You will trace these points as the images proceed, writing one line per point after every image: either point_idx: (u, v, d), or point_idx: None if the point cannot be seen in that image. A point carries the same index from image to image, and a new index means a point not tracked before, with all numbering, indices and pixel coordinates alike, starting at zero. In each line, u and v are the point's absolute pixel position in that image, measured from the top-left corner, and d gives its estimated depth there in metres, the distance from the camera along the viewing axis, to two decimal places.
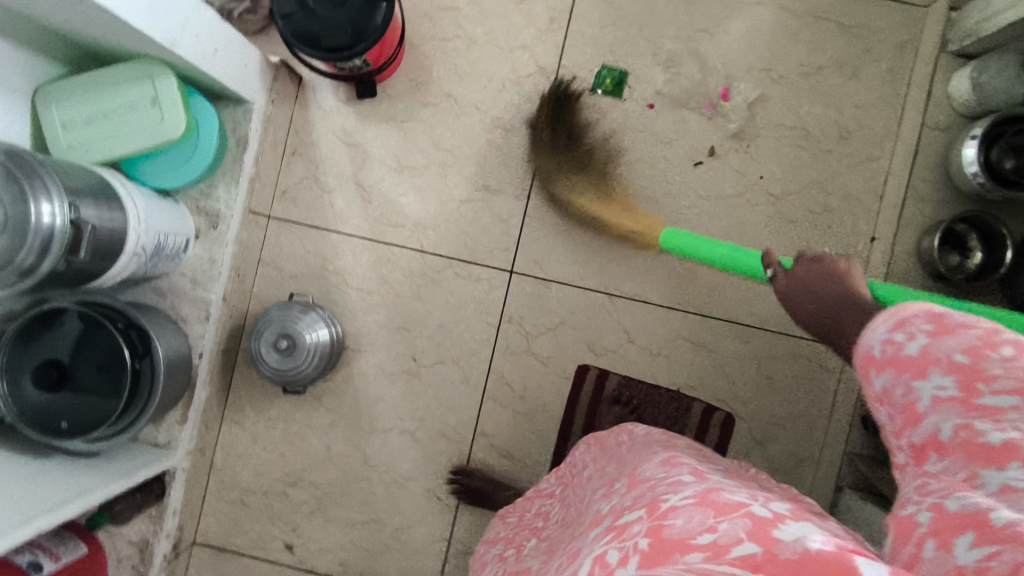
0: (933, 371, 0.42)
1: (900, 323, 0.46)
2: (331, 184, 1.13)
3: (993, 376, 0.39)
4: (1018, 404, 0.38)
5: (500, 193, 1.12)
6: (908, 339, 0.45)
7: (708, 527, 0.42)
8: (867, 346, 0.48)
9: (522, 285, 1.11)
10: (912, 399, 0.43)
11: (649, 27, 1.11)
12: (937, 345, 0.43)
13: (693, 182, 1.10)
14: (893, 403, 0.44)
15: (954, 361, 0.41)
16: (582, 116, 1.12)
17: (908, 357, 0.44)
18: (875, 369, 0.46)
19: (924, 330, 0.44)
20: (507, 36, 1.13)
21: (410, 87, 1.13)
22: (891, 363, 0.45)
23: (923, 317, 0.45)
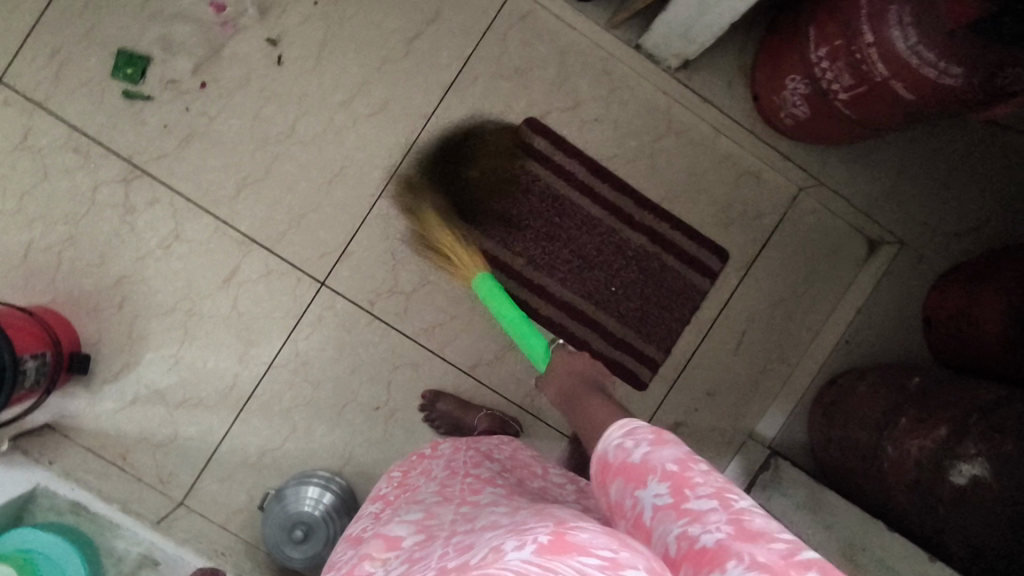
0: (651, 479, 0.47)
1: (631, 431, 0.52)
2: (168, 430, 1.06)
3: (694, 482, 0.46)
4: (715, 501, 0.44)
5: (239, 266, 1.06)
6: (636, 445, 0.50)
7: (612, 549, 0.38)
8: (604, 449, 0.52)
9: (340, 275, 1.07)
10: (640, 507, 0.47)
11: (122, 50, 1.04)
12: (657, 454, 0.48)
13: (297, 71, 1.06)
14: (627, 514, 0.48)
15: (666, 467, 0.47)
16: (188, 156, 1.05)
17: (634, 465, 0.49)
18: (611, 478, 0.50)
19: (641, 437, 0.50)
20: (76, 201, 1.04)
21: (96, 317, 1.05)
22: (619, 471, 0.50)
23: (640, 426, 0.52)
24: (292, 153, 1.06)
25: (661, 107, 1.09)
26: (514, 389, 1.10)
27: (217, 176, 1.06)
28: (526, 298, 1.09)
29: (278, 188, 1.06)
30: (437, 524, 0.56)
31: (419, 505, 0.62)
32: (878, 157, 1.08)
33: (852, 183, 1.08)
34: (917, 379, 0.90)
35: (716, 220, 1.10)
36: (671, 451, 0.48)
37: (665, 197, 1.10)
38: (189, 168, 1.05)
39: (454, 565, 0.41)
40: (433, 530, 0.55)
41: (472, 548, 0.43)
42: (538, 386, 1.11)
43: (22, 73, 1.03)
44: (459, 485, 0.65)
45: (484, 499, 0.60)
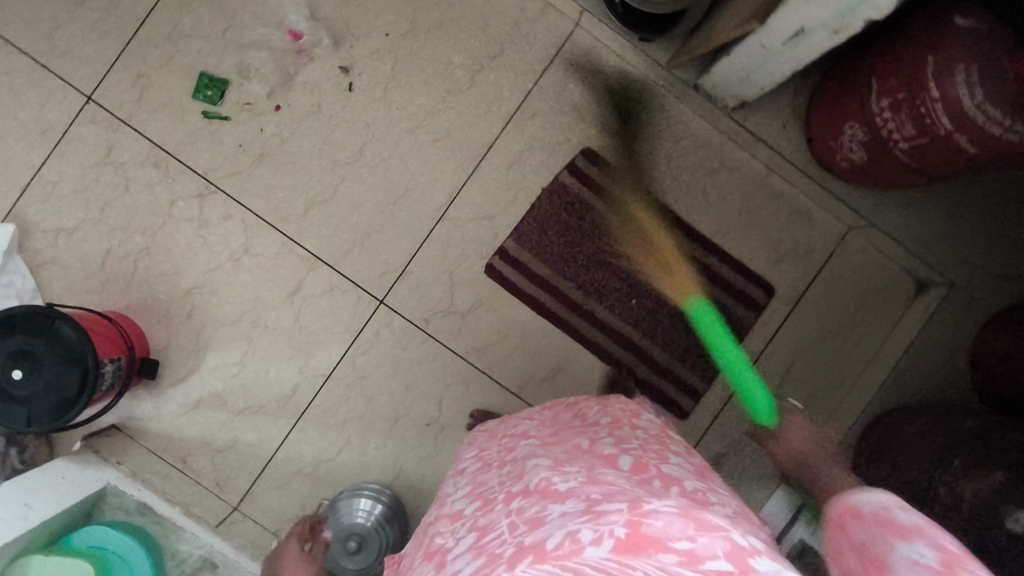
0: (916, 539, 0.45)
1: (888, 505, 0.50)
2: (228, 437, 1.11)
3: (952, 546, 0.43)
4: (971, 571, 0.41)
5: (303, 281, 1.11)
6: (899, 511, 0.48)
7: (689, 538, 0.41)
8: (868, 507, 0.51)
9: (399, 293, 1.11)
10: (890, 552, 0.46)
11: (202, 72, 1.09)
12: (931, 527, 0.46)
13: (366, 98, 1.11)
14: (868, 555, 0.47)
15: (919, 528, 0.46)
16: (260, 175, 1.10)
17: (894, 523, 0.48)
18: (859, 528, 0.50)
19: (879, 516, 0.49)
20: (154, 215, 1.10)
21: (166, 325, 1.10)
22: (874, 521, 0.49)
23: (888, 497, 0.51)
24: (358, 175, 1.11)
25: (715, 144, 1.12)
26: None
27: (287, 196, 1.11)
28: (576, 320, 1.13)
29: (344, 208, 1.11)
30: (489, 489, 0.60)
31: (467, 481, 0.66)
32: (927, 203, 1.11)
33: (901, 225, 1.11)
34: (970, 423, 0.91)
35: (766, 255, 1.13)
36: (929, 521, 0.46)
37: (716, 231, 1.13)
38: (261, 186, 1.10)
39: (530, 545, 0.44)
40: (487, 494, 0.59)
41: (542, 529, 0.46)
42: None
43: (109, 91, 1.08)
44: (504, 447, 0.69)
45: (522, 454, 0.64)
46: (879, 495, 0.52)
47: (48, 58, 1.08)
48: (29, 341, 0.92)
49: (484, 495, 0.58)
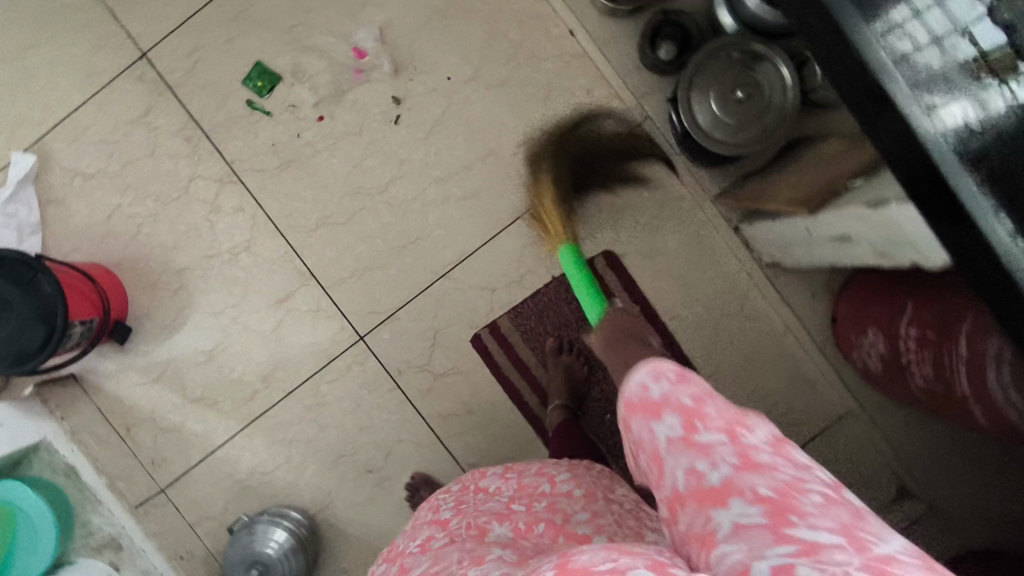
0: (754, 438, 0.40)
1: (660, 372, 0.44)
2: (176, 420, 1.10)
3: (787, 481, 0.38)
4: (810, 505, 0.36)
5: (293, 294, 1.10)
6: (655, 382, 0.44)
7: (613, 559, 0.34)
8: (635, 394, 0.45)
9: (381, 335, 1.10)
10: (655, 441, 0.43)
11: (258, 62, 1.07)
12: (704, 403, 0.43)
13: (408, 134, 1.08)
14: (646, 453, 0.44)
15: (718, 425, 0.42)
16: (283, 179, 1.09)
17: (650, 402, 0.44)
18: (631, 413, 0.45)
19: (665, 376, 0.44)
20: (171, 186, 1.09)
21: (151, 295, 1.10)
22: (640, 405, 0.44)
23: (667, 368, 0.45)
24: (379, 208, 1.09)
25: (740, 287, 1.07)
26: None
27: (304, 207, 1.09)
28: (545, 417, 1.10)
29: (353, 236, 1.09)
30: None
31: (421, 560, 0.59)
32: None
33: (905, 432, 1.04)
34: None
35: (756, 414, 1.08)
36: (687, 388, 0.43)
37: (713, 375, 1.08)
38: (281, 190, 1.09)
39: None
40: None
41: None
42: None
43: (163, 54, 1.08)
44: (465, 519, 0.61)
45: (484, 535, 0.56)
46: (652, 362, 0.45)
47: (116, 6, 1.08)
48: (10, 289, 0.92)
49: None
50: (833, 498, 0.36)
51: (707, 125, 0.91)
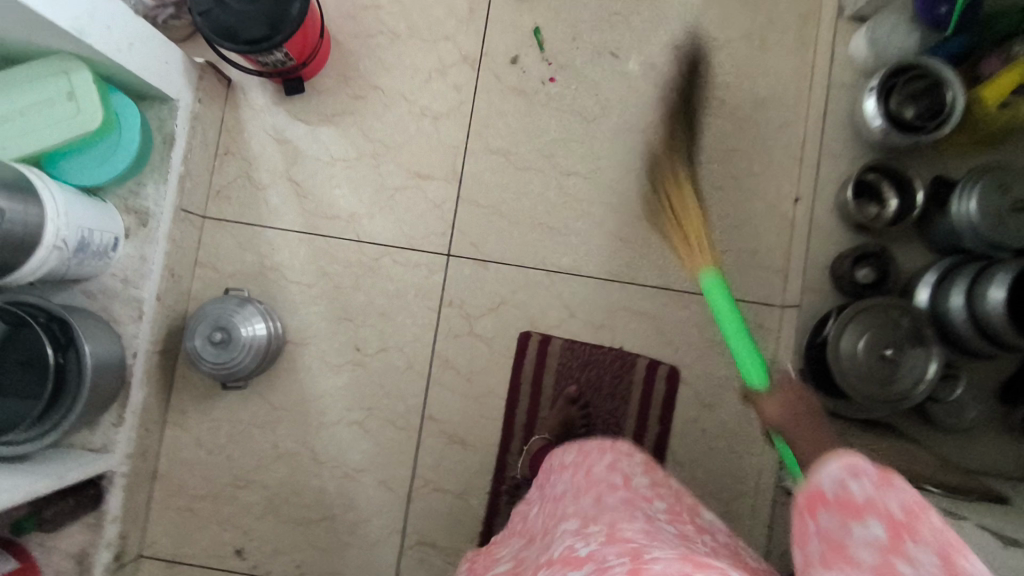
0: (873, 521, 0.44)
1: (854, 470, 0.47)
2: (265, 181, 1.15)
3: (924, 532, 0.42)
4: (937, 562, 0.40)
5: (433, 178, 1.15)
6: (862, 490, 0.46)
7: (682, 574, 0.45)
8: (821, 485, 0.49)
9: (462, 266, 1.13)
10: (851, 539, 0.45)
11: (568, 12, 1.16)
12: (883, 498, 0.45)
13: (619, 154, 1.15)
14: (830, 544, 0.46)
15: (891, 511, 0.44)
16: (506, 99, 1.16)
17: (854, 505, 0.46)
18: (821, 512, 0.48)
19: (865, 476, 0.46)
20: (429, 29, 1.16)
21: (338, 82, 1.16)
22: (837, 506, 0.47)
23: (865, 465, 0.47)
24: (548, 183, 1.15)
25: (741, 489, 1.09)
26: (426, 468, 1.11)
27: (501, 131, 1.15)
28: (517, 439, 1.11)
29: (513, 182, 1.15)
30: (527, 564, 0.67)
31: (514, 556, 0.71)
32: None
33: None
34: None
35: None
36: (890, 498, 0.44)
37: None
38: (497, 104, 1.16)
39: None
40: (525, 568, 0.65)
41: None
42: (435, 489, 1.11)
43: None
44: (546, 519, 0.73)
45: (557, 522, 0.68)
46: (843, 458, 0.48)
47: None
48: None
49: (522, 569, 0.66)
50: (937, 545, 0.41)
51: (843, 352, 0.95)
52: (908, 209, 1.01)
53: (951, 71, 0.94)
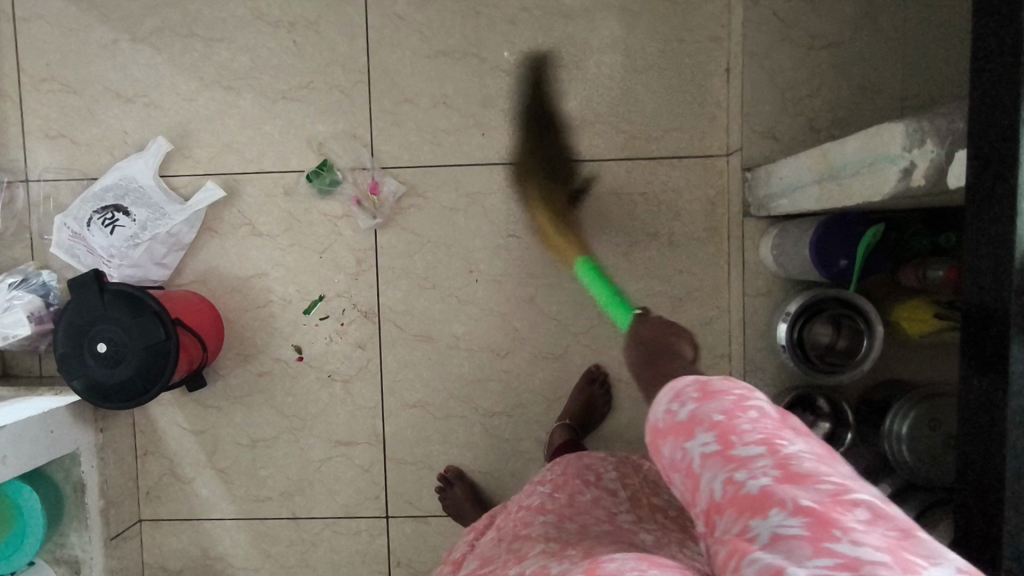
0: (706, 435, 0.42)
1: (681, 394, 0.46)
2: (190, 474, 1.13)
3: (794, 468, 0.37)
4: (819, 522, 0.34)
5: (357, 442, 1.11)
6: (679, 405, 0.45)
7: (642, 568, 0.39)
8: (654, 418, 0.47)
9: (402, 527, 1.12)
10: (689, 457, 0.42)
11: (460, 242, 1.08)
12: (708, 410, 0.43)
13: (540, 383, 1.10)
14: (683, 474, 0.43)
15: (740, 434, 0.41)
16: (413, 346, 1.10)
17: (686, 428, 0.43)
18: (661, 439, 0.45)
19: (686, 396, 0.46)
20: (319, 287, 1.09)
21: (239, 361, 1.11)
22: (667, 431, 0.45)
23: (684, 385, 0.47)
24: (473, 425, 1.10)
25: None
26: None
27: (414, 382, 1.10)
28: None
29: (437, 431, 1.11)
30: (487, 568, 0.58)
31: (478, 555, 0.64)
32: None
33: None
34: None
35: None
36: (742, 415, 0.42)
37: None
38: (405, 355, 1.10)
39: None
40: (481, 570, 0.58)
41: None
42: None
43: (372, 178, 1.07)
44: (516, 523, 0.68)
45: (525, 563, 0.54)
46: (670, 386, 0.48)
47: (378, 113, 1.07)
48: (128, 323, 0.90)
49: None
50: (842, 486, 0.36)
51: None
52: (834, 438, 0.97)
53: (879, 321, 0.85)
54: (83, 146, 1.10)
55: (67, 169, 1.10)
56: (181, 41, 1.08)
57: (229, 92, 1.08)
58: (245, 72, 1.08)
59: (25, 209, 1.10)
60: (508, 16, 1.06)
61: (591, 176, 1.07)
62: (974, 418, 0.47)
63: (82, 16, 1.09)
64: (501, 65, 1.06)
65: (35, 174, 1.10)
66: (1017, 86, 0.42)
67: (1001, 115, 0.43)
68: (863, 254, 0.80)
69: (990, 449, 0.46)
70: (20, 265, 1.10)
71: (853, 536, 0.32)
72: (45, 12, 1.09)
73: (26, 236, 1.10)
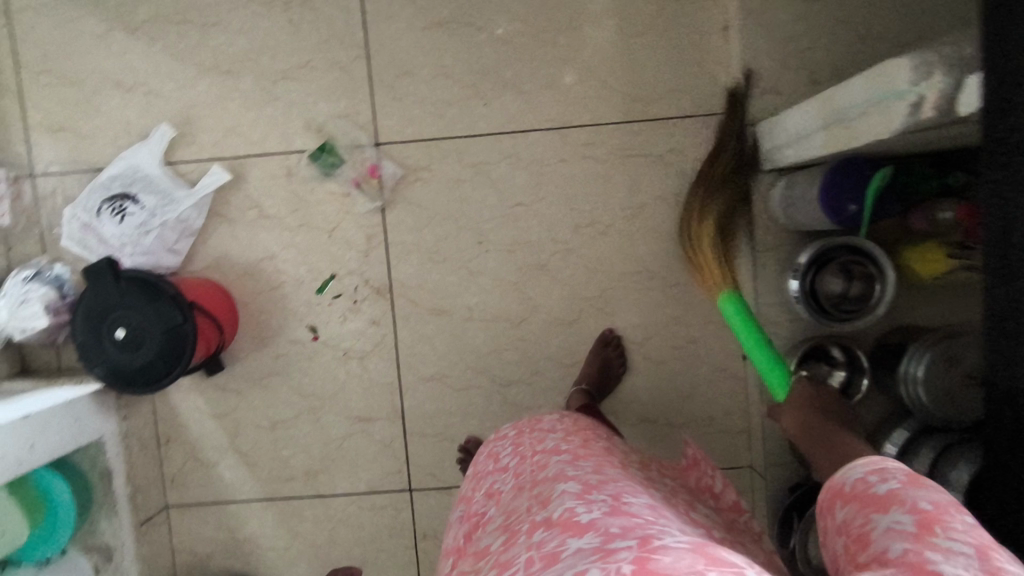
0: (893, 506, 0.51)
1: (876, 471, 0.57)
2: (214, 459, 1.14)
3: (947, 523, 0.46)
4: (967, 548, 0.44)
5: (377, 418, 1.12)
6: (882, 481, 0.54)
7: (700, 570, 0.41)
8: (844, 482, 0.58)
9: (426, 499, 1.13)
10: (871, 523, 0.51)
11: (468, 214, 1.09)
12: (903, 490, 0.52)
13: (555, 351, 1.10)
14: (852, 534, 0.52)
15: (916, 503, 0.50)
16: (427, 320, 1.10)
17: (875, 496, 0.54)
18: (849, 501, 0.56)
19: (885, 474, 0.55)
20: (330, 266, 1.10)
21: (255, 345, 1.12)
22: (856, 499, 0.55)
23: (889, 467, 0.56)
24: (490, 396, 1.11)
25: None
26: None
27: (430, 356, 1.11)
28: None
29: (455, 403, 1.12)
30: (513, 518, 0.59)
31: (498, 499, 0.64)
32: None
33: None
34: None
35: None
36: (923, 491, 0.51)
37: None
38: (419, 329, 1.11)
39: None
40: (512, 520, 0.58)
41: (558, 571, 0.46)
42: None
43: (371, 160, 1.08)
44: (531, 463, 0.67)
45: (555, 512, 0.54)
46: (869, 462, 0.58)
47: (378, 88, 1.07)
48: (145, 310, 0.91)
49: (514, 529, 0.56)
50: (978, 542, 0.44)
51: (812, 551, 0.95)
52: (849, 387, 0.97)
53: (890, 265, 0.85)
54: (86, 138, 1.10)
55: (72, 162, 1.10)
56: (177, 27, 1.08)
57: (227, 76, 1.08)
58: (244, 55, 1.08)
59: (33, 204, 1.11)
60: None
61: (596, 142, 1.07)
62: (1010, 322, 0.47)
63: (76, 7, 1.09)
64: (499, 34, 1.06)
65: (40, 169, 1.11)
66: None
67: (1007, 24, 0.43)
68: (873, 200, 0.80)
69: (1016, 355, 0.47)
70: (32, 260, 1.11)
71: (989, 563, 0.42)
72: (39, 5, 1.09)
73: (35, 231, 1.11)
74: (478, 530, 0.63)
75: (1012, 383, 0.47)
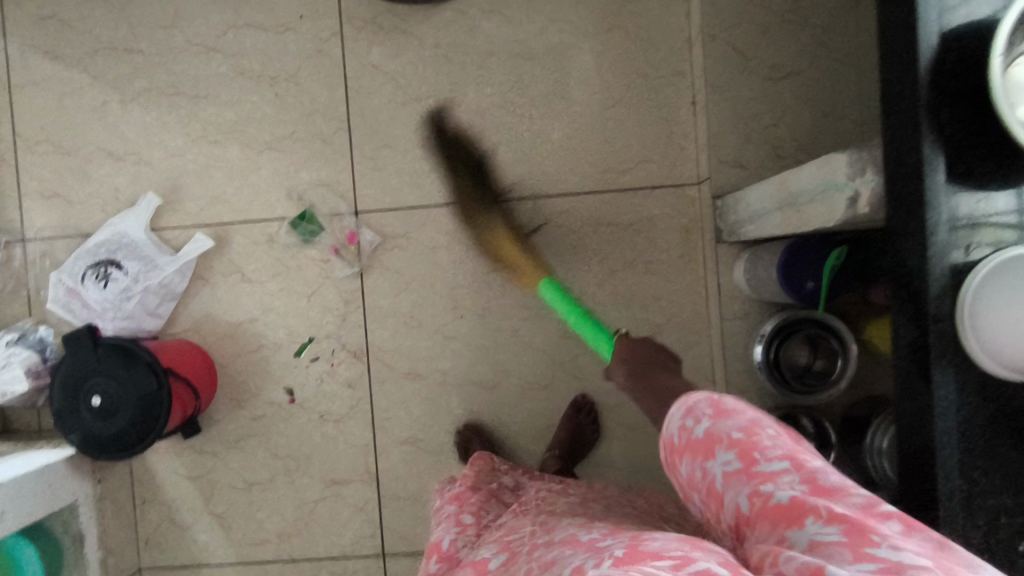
0: (718, 447, 0.50)
1: (690, 410, 0.55)
2: (188, 521, 1.14)
3: (763, 443, 0.49)
4: (788, 462, 0.47)
5: (351, 482, 1.13)
6: (695, 423, 0.53)
7: (686, 553, 0.43)
8: (668, 431, 0.55)
9: (399, 565, 1.12)
10: (710, 474, 0.50)
11: (443, 279, 1.11)
12: (720, 425, 0.52)
13: (529, 415, 1.11)
14: (699, 487, 0.51)
15: (732, 436, 0.50)
16: (402, 383, 1.12)
17: (698, 440, 0.52)
18: (678, 455, 0.54)
19: (700, 411, 0.54)
20: (309, 330, 1.12)
21: (233, 406, 1.13)
22: (687, 449, 0.53)
23: (697, 399, 0.55)
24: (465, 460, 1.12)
25: None
26: None
27: (405, 419, 1.12)
28: None
29: (429, 466, 1.12)
30: (513, 542, 0.63)
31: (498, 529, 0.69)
32: None
33: None
34: None
35: None
36: (725, 419, 0.52)
37: None
38: (395, 392, 1.12)
39: None
40: (510, 544, 0.62)
41: (555, 569, 0.49)
42: None
43: (351, 227, 1.11)
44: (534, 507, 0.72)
45: (557, 535, 0.59)
46: (683, 398, 0.56)
47: (358, 159, 1.11)
48: (122, 377, 0.93)
49: (514, 549, 0.60)
50: (789, 453, 0.48)
51: None
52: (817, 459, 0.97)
53: (852, 337, 0.87)
54: (76, 204, 1.14)
55: (62, 228, 1.14)
56: (169, 99, 1.13)
57: (215, 146, 1.13)
58: (230, 126, 1.12)
59: (22, 267, 1.14)
60: (480, 61, 1.10)
61: (568, 210, 1.10)
62: (917, 380, 0.53)
63: (73, 81, 1.14)
64: (475, 108, 1.10)
65: (31, 233, 1.14)
66: (921, 116, 0.49)
67: (905, 133, 0.50)
68: (829, 277, 0.83)
69: (930, 424, 0.53)
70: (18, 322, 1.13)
71: (816, 471, 0.46)
72: (39, 78, 1.14)
73: (23, 293, 1.14)
74: (478, 549, 0.67)
75: (925, 428, 0.53)
